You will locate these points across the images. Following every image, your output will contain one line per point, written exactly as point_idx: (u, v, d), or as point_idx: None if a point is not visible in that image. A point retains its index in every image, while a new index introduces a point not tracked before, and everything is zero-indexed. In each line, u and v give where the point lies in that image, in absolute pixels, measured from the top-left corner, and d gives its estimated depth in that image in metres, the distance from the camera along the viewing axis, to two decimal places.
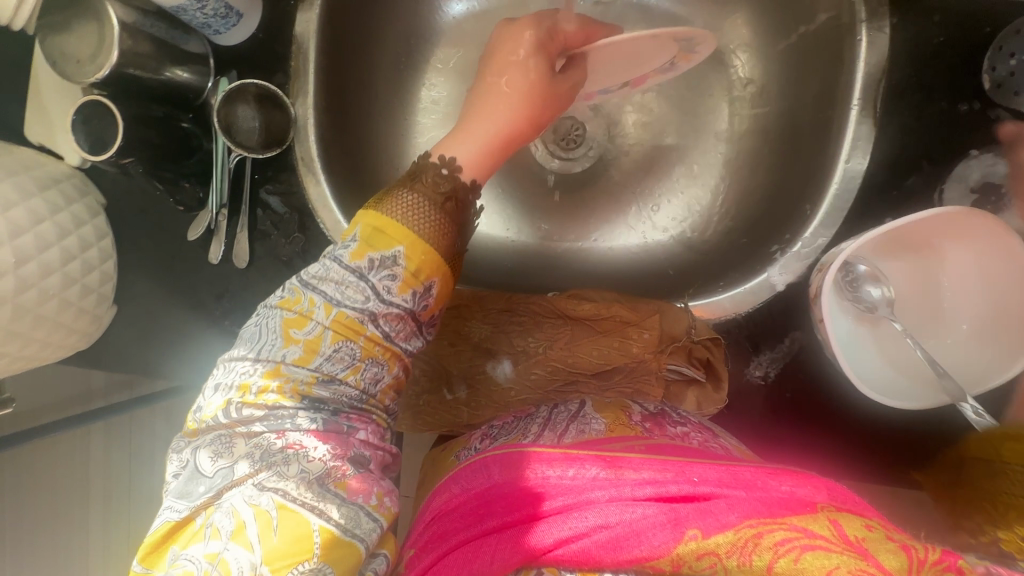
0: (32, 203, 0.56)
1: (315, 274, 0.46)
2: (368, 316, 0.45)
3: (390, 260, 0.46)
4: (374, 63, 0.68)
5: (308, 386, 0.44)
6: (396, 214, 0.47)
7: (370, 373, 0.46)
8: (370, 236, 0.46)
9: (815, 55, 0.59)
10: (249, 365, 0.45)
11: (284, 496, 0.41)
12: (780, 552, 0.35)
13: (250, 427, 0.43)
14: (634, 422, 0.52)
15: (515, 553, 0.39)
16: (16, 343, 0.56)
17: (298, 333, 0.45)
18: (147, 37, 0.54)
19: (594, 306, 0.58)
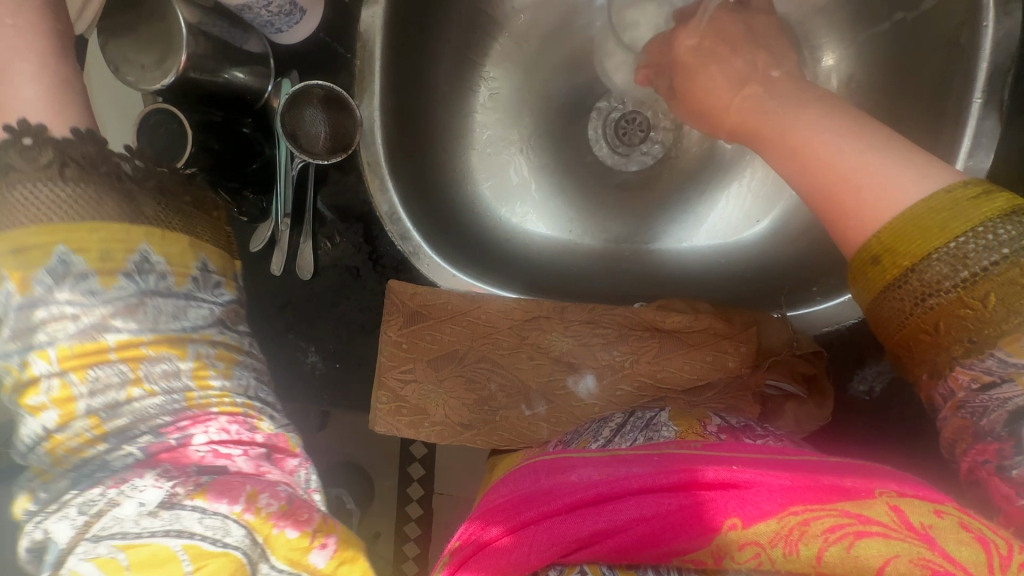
0: None
1: (5, 349, 0.31)
2: (108, 323, 0.32)
3: (141, 260, 0.33)
4: (435, 56, 0.63)
5: (98, 428, 0.33)
6: (39, 207, 0.31)
7: (161, 366, 0.34)
8: (14, 252, 0.30)
9: (924, 42, 0.54)
10: (21, 446, 0.34)
11: (123, 537, 0.33)
12: (831, 539, 0.34)
13: (69, 504, 0.33)
14: (709, 432, 0.47)
15: (551, 544, 0.37)
16: None
17: (36, 398, 0.32)
18: (209, 37, 0.50)
19: (685, 317, 0.54)
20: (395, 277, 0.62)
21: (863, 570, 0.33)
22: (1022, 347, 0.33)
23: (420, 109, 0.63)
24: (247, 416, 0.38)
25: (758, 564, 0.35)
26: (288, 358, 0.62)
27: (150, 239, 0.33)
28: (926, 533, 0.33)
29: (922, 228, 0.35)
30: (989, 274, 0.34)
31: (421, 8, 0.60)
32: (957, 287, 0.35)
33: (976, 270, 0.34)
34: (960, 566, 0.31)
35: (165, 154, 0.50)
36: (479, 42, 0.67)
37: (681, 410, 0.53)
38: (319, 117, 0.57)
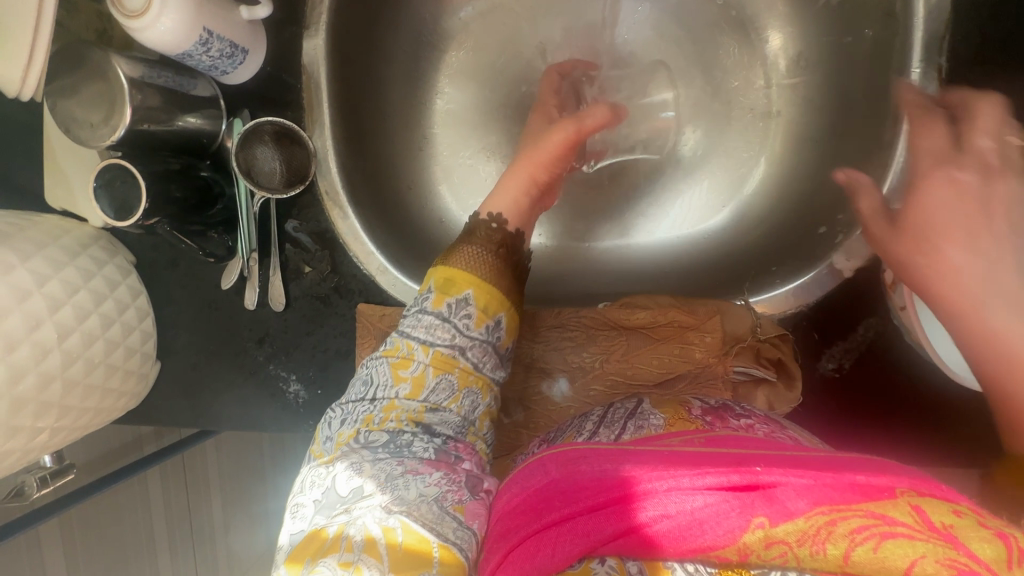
0: (65, 273, 0.53)
1: (406, 323, 0.48)
2: (459, 349, 0.47)
3: (465, 303, 0.48)
4: (386, 79, 0.65)
5: (420, 413, 0.45)
6: (465, 265, 0.50)
7: (468, 400, 0.47)
8: (444, 284, 0.49)
9: (862, 14, 0.54)
10: (367, 404, 0.46)
11: (409, 515, 0.38)
12: (857, 540, 0.29)
13: (374, 451, 0.42)
14: (695, 416, 0.46)
15: (576, 543, 0.34)
16: (72, 416, 0.55)
17: (405, 373, 0.46)
18: (156, 88, 0.52)
19: (649, 313, 0.55)
20: (362, 302, 0.63)
21: None
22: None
23: (377, 134, 0.64)
24: (477, 443, 0.46)
25: (787, 562, 0.31)
26: (270, 390, 0.64)
27: (472, 288, 0.49)
28: (949, 533, 0.28)
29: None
30: None
31: (363, 33, 0.61)
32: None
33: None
34: (986, 565, 0.27)
35: (124, 210, 0.52)
36: (431, 59, 0.68)
37: (660, 398, 0.52)
38: (269, 149, 0.58)
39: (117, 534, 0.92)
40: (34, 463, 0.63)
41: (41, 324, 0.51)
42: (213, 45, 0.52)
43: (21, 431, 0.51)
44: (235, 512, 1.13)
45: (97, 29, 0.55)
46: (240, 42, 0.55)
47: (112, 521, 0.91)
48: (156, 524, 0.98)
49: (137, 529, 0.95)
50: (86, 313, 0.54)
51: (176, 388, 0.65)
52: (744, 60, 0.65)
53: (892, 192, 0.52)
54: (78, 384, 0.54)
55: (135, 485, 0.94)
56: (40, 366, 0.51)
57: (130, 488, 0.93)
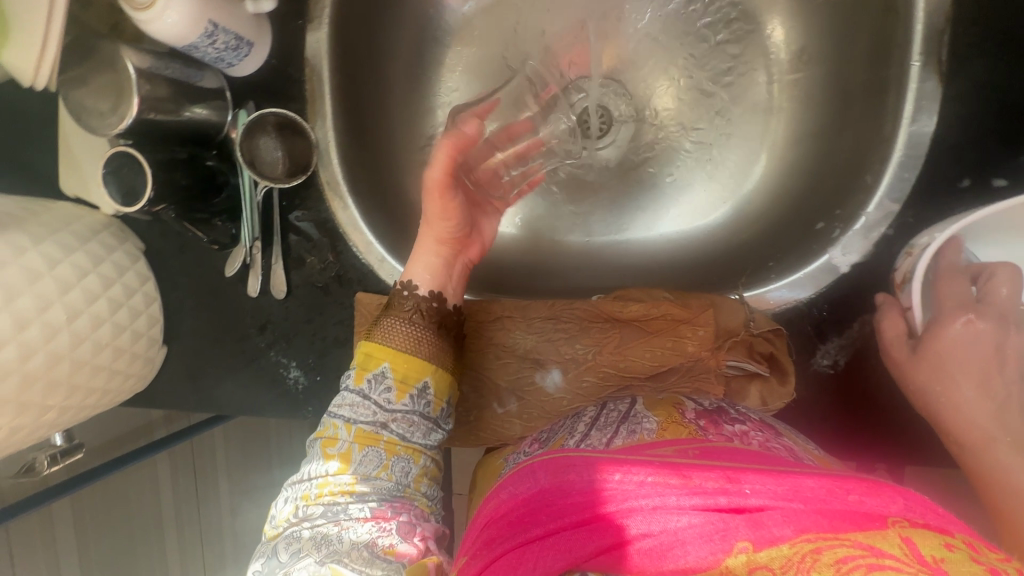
0: (75, 257, 0.55)
1: (335, 402, 0.51)
2: (381, 424, 0.49)
3: (382, 376, 0.50)
4: (389, 72, 0.66)
5: (351, 485, 0.47)
6: (387, 338, 0.52)
7: (399, 466, 0.49)
8: (365, 357, 0.51)
9: (864, 8, 0.53)
10: (305, 481, 0.49)
11: (340, 564, 0.42)
12: (844, 570, 0.28)
13: (311, 519, 0.46)
14: (687, 420, 0.47)
15: (557, 558, 0.34)
16: (79, 396, 0.57)
17: (333, 451, 0.49)
18: (163, 79, 0.53)
19: (642, 306, 0.55)
20: (361, 290, 0.63)
21: None
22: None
23: (377, 126, 0.65)
24: (412, 502, 0.49)
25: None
26: (271, 375, 0.65)
27: (388, 361, 0.51)
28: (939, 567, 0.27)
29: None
30: None
31: (366, 26, 0.62)
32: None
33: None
34: None
35: (132, 195, 0.54)
36: (432, 53, 0.69)
37: (654, 398, 0.52)
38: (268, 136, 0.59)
39: (126, 516, 0.95)
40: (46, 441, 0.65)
41: (51, 305, 0.52)
42: (219, 37, 0.53)
43: (31, 408, 0.53)
44: (242, 501, 1.15)
45: (110, 22, 0.56)
46: (246, 35, 0.56)
47: (122, 502, 0.94)
48: (164, 508, 1.01)
49: (145, 511, 0.98)
50: (95, 297, 0.56)
51: (181, 372, 0.67)
52: (745, 55, 0.64)
53: (891, 186, 0.52)
54: (86, 365, 0.56)
55: (144, 468, 0.97)
56: (48, 345, 0.52)
57: (139, 471, 0.96)
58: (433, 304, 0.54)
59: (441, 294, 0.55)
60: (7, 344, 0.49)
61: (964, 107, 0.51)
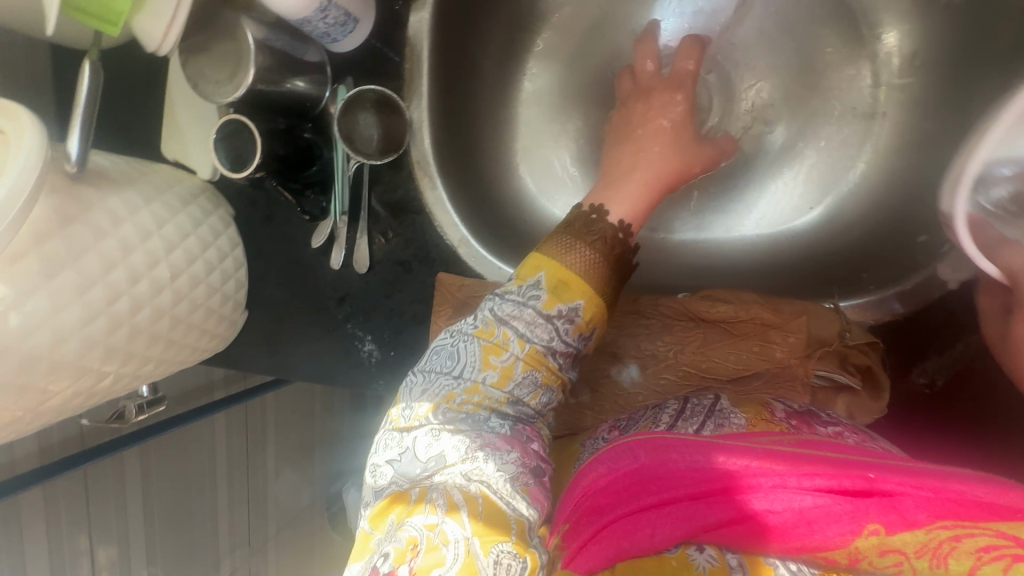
0: (179, 218, 0.58)
1: (506, 311, 0.48)
2: (551, 351, 0.48)
3: (536, 286, 0.49)
4: (483, 56, 0.66)
5: (501, 403, 0.46)
6: (574, 266, 0.49)
7: (546, 398, 0.48)
8: (556, 287, 0.49)
9: (997, 13, 0.51)
10: (449, 379, 0.47)
11: (489, 487, 0.41)
12: (985, 559, 0.29)
13: (455, 425, 0.44)
14: (779, 419, 0.46)
15: (675, 526, 0.35)
16: (172, 351, 0.60)
17: (496, 360, 0.47)
18: (274, 51, 0.55)
19: (731, 308, 0.55)
20: (443, 270, 0.64)
21: None
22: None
23: (467, 110, 0.66)
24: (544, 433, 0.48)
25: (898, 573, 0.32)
26: (346, 347, 0.67)
27: (547, 270, 0.49)
28: None
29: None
30: None
31: (466, 11, 0.62)
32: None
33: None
34: None
35: (239, 162, 0.56)
36: (524, 40, 0.69)
37: (737, 396, 0.51)
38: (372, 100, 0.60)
39: (185, 469, 0.99)
40: (131, 392, 0.68)
41: (158, 262, 0.55)
42: (330, 13, 0.54)
43: (133, 359, 0.55)
44: (285, 463, 1.20)
45: None
46: (353, 11, 0.56)
47: (183, 456, 0.98)
48: (219, 466, 1.05)
49: (202, 467, 1.02)
50: (194, 257, 0.58)
51: (259, 336, 0.70)
52: (851, 57, 0.63)
53: None
54: (182, 322, 0.58)
55: (205, 425, 1.01)
56: (154, 300, 0.55)
57: (200, 428, 1.00)
58: (621, 235, 0.53)
59: (632, 228, 0.54)
60: (121, 297, 0.51)
61: None
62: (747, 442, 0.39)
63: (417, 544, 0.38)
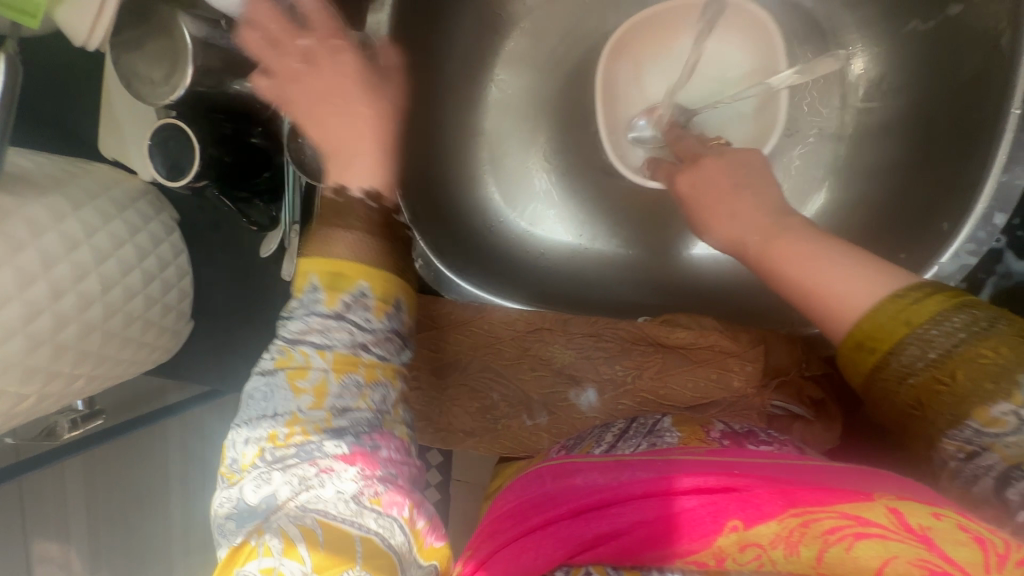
0: (113, 226, 0.54)
1: (296, 331, 0.48)
2: (360, 346, 0.48)
3: (361, 295, 0.50)
4: (447, 61, 0.63)
5: (327, 421, 0.45)
6: (341, 255, 0.52)
7: (378, 395, 0.48)
8: (332, 282, 0.50)
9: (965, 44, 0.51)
10: (267, 422, 0.45)
11: (325, 513, 0.39)
12: (830, 539, 0.33)
13: (285, 462, 0.43)
14: (712, 439, 0.45)
15: (556, 546, 0.37)
16: (106, 366, 0.56)
17: (305, 384, 0.46)
18: (218, 51, 0.50)
19: (689, 333, 0.53)
20: None
21: (866, 573, 0.32)
22: (988, 416, 0.37)
23: (428, 118, 0.63)
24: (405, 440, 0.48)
25: (760, 566, 0.35)
26: None
27: (364, 279, 0.51)
28: (925, 536, 0.31)
29: (883, 331, 0.40)
30: (933, 369, 0.39)
31: (428, 9, 0.59)
32: (911, 379, 0.40)
33: (919, 367, 0.39)
34: (960, 565, 0.30)
35: (176, 171, 0.52)
36: (491, 44, 0.66)
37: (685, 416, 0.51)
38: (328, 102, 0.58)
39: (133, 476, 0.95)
40: (65, 405, 0.64)
41: (87, 275, 0.51)
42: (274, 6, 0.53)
43: (58, 377, 0.51)
44: None
45: None
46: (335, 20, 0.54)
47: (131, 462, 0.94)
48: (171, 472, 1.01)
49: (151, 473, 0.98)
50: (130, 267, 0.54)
51: (206, 348, 0.66)
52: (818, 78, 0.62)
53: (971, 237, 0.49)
54: (116, 336, 0.55)
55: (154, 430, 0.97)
56: (81, 316, 0.51)
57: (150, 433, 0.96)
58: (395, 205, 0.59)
59: (380, 193, 0.58)
60: (43, 314, 0.48)
61: None
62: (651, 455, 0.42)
63: None
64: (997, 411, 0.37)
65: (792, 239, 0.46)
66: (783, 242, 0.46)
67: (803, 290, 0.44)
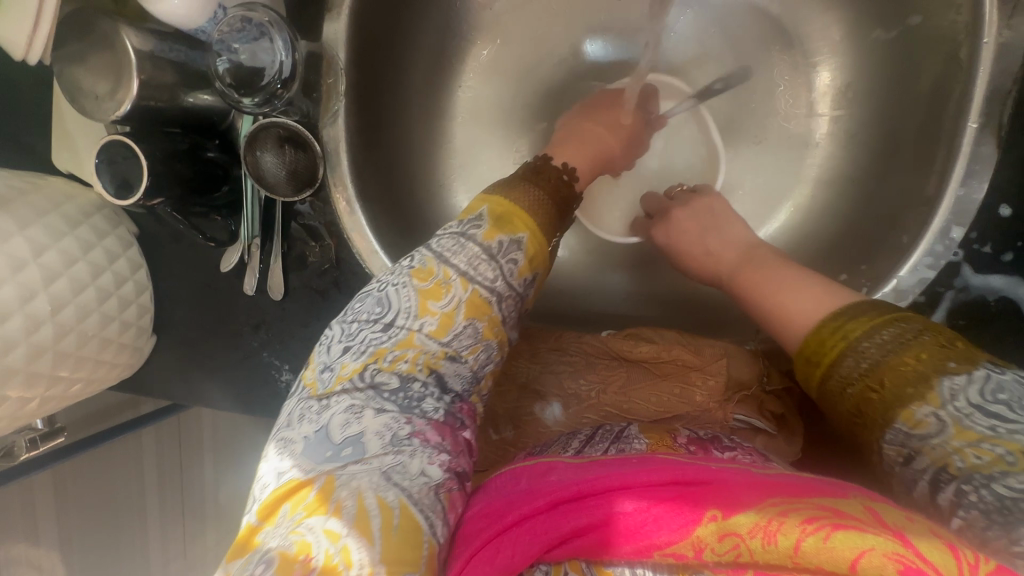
0: (64, 243, 0.53)
1: (446, 248, 0.45)
2: (495, 297, 0.45)
3: (516, 245, 0.47)
4: (411, 70, 0.62)
5: (437, 359, 0.42)
6: (522, 204, 0.49)
7: (484, 356, 0.44)
8: (499, 219, 0.48)
9: (925, 55, 0.50)
10: (375, 333, 0.42)
11: (407, 495, 0.35)
12: (809, 530, 0.31)
13: (381, 398, 0.39)
14: (679, 445, 0.46)
15: (534, 542, 0.33)
16: (62, 386, 0.55)
17: (435, 306, 0.43)
18: (167, 62, 0.51)
19: (652, 347, 0.54)
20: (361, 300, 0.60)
21: (837, 565, 0.30)
22: (914, 419, 0.35)
23: (391, 126, 0.62)
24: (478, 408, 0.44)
25: (737, 559, 0.32)
26: (263, 376, 0.63)
27: (490, 205, 0.48)
28: (897, 530, 0.30)
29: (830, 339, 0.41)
30: (866, 377, 0.38)
31: (387, 14, 0.57)
32: (851, 389, 0.39)
33: (858, 375, 0.39)
34: (932, 565, 0.29)
35: (125, 186, 0.51)
36: (457, 53, 0.66)
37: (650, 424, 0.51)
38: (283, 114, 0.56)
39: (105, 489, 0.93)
40: (24, 424, 0.63)
41: (36, 295, 0.50)
42: (223, 19, 0.51)
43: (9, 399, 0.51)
44: None
45: None
46: (292, 32, 0.52)
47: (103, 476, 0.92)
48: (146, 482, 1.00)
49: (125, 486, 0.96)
50: (83, 286, 0.53)
51: (169, 363, 0.65)
52: (785, 87, 0.62)
53: (933, 249, 0.49)
54: (70, 356, 0.54)
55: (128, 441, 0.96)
56: (31, 337, 0.50)
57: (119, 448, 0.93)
58: (565, 178, 0.56)
59: (576, 172, 0.57)
60: None
61: (1014, 175, 0.48)
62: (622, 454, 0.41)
63: (313, 556, 0.32)
64: (920, 413, 0.35)
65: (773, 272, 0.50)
66: (753, 274, 0.51)
67: (766, 314, 0.48)
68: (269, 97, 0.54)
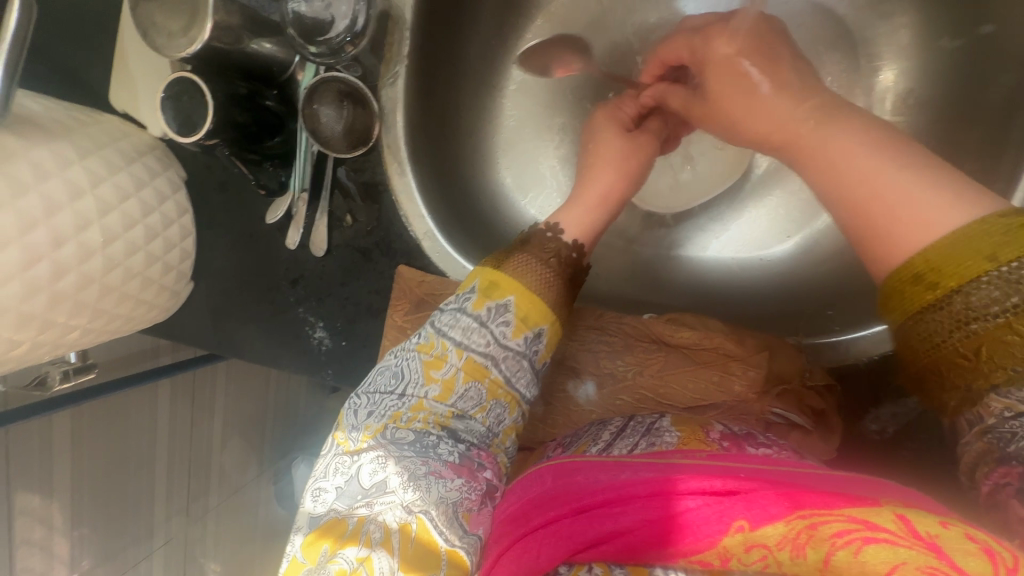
0: (119, 178, 0.53)
1: (445, 321, 0.46)
2: (493, 359, 0.44)
3: (505, 309, 0.45)
4: (470, 41, 0.62)
5: (446, 419, 0.42)
6: (513, 270, 0.47)
7: (495, 414, 0.44)
8: (486, 287, 0.46)
9: None
10: (392, 398, 0.43)
11: (425, 513, 0.37)
12: (838, 543, 0.30)
13: (398, 449, 0.40)
14: (712, 440, 0.45)
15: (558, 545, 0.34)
16: (101, 320, 0.55)
17: (437, 374, 0.43)
18: (239, 8, 0.50)
19: (694, 334, 0.54)
20: (404, 263, 0.61)
21: None
22: None
23: (446, 95, 0.62)
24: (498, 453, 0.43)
25: (765, 568, 0.32)
26: (296, 332, 0.63)
27: (480, 275, 0.47)
28: (932, 542, 0.28)
29: (946, 261, 0.33)
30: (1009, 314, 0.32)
31: None
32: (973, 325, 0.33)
33: (995, 308, 0.32)
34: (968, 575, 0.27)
35: (186, 124, 0.51)
36: (516, 28, 0.65)
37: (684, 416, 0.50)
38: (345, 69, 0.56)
39: None
40: (57, 357, 0.63)
41: (89, 225, 0.50)
42: None
43: (53, 326, 0.51)
44: (232, 436, 1.14)
45: None
46: None
47: None
48: None
49: None
50: (133, 222, 0.53)
51: (204, 311, 0.65)
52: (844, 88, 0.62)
53: None
54: (113, 291, 0.54)
55: None
56: (81, 266, 0.50)
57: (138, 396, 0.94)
58: (573, 255, 0.50)
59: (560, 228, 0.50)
60: (41, 260, 0.47)
61: None
62: (653, 457, 0.41)
63: None
64: None
65: (836, 123, 0.40)
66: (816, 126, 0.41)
67: (825, 168, 0.40)
68: (334, 50, 0.54)
